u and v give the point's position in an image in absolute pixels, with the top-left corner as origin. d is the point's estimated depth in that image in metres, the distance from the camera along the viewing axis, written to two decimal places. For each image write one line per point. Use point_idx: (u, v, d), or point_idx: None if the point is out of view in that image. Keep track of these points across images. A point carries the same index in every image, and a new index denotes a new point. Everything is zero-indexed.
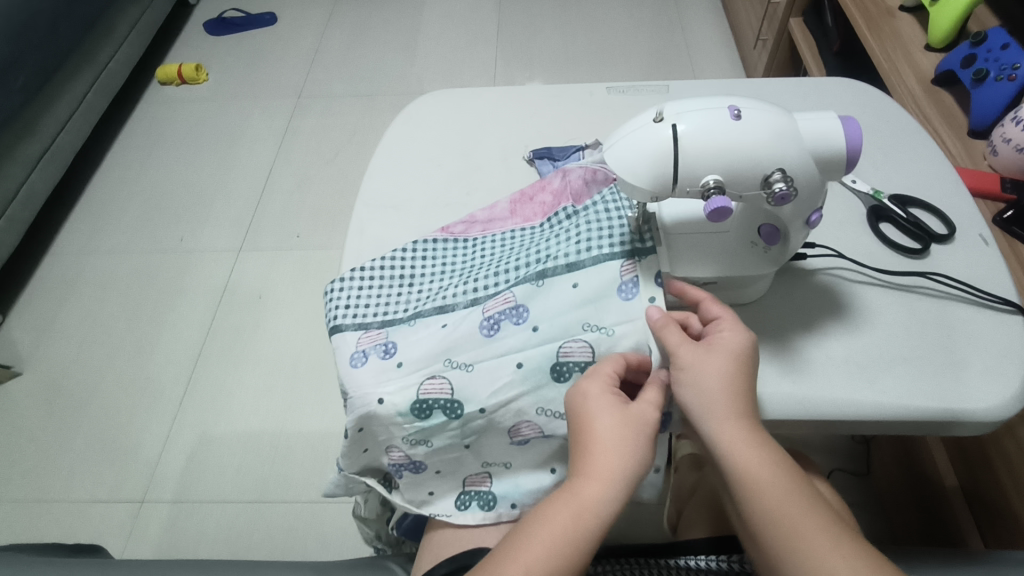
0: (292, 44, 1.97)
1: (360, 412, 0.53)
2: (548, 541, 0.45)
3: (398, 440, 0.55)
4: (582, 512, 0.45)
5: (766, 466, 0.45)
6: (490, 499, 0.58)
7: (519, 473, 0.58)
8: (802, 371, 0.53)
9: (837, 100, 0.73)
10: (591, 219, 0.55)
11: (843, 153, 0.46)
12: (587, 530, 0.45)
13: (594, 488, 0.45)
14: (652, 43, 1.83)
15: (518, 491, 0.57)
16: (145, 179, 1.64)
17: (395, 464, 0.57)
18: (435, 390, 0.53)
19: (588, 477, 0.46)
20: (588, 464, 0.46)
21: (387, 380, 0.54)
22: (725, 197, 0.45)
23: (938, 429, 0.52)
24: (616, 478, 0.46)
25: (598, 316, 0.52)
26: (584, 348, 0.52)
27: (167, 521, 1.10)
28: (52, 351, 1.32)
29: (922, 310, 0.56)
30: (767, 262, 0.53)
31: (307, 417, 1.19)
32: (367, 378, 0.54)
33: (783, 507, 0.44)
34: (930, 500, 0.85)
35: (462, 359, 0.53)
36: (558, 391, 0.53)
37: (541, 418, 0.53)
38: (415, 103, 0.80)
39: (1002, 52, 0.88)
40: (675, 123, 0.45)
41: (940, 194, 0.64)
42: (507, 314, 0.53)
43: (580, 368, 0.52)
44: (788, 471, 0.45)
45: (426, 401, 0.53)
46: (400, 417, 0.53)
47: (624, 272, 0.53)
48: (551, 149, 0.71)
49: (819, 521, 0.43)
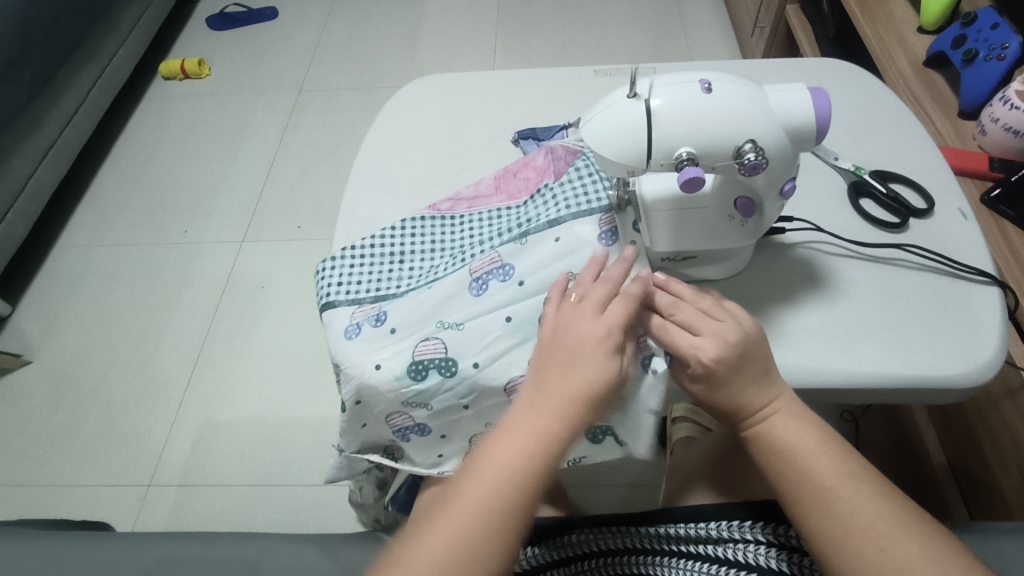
0: (293, 39, 1.99)
1: (358, 379, 0.54)
2: (481, 480, 0.45)
3: (397, 406, 0.56)
4: (518, 453, 0.45)
5: (795, 425, 0.49)
6: None
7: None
8: (779, 341, 0.54)
9: (819, 80, 0.74)
10: (569, 185, 0.58)
11: (814, 124, 0.47)
12: (523, 469, 0.44)
13: (534, 429, 0.45)
14: (652, 33, 1.83)
15: None
16: (150, 172, 1.66)
17: (400, 429, 0.58)
18: (429, 351, 0.54)
19: (536, 412, 0.46)
20: (543, 397, 0.46)
21: (381, 347, 0.55)
22: (697, 169, 0.46)
23: (913, 396, 0.53)
24: (560, 409, 0.45)
25: (580, 265, 0.55)
26: None
27: (174, 504, 1.12)
28: (60, 340, 1.35)
29: (898, 281, 0.57)
30: (746, 235, 0.54)
31: (309, 404, 1.21)
32: (364, 347, 0.56)
33: (815, 460, 0.47)
34: (918, 477, 0.85)
35: (453, 320, 0.55)
36: None
37: None
38: (406, 87, 0.82)
39: (992, 32, 0.87)
40: (648, 99, 0.46)
41: (921, 169, 0.65)
42: (495, 272, 0.56)
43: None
44: (815, 428, 0.49)
45: (422, 362, 0.54)
46: (398, 381, 0.54)
47: (602, 225, 0.56)
48: (535, 129, 0.73)
49: (847, 472, 0.47)
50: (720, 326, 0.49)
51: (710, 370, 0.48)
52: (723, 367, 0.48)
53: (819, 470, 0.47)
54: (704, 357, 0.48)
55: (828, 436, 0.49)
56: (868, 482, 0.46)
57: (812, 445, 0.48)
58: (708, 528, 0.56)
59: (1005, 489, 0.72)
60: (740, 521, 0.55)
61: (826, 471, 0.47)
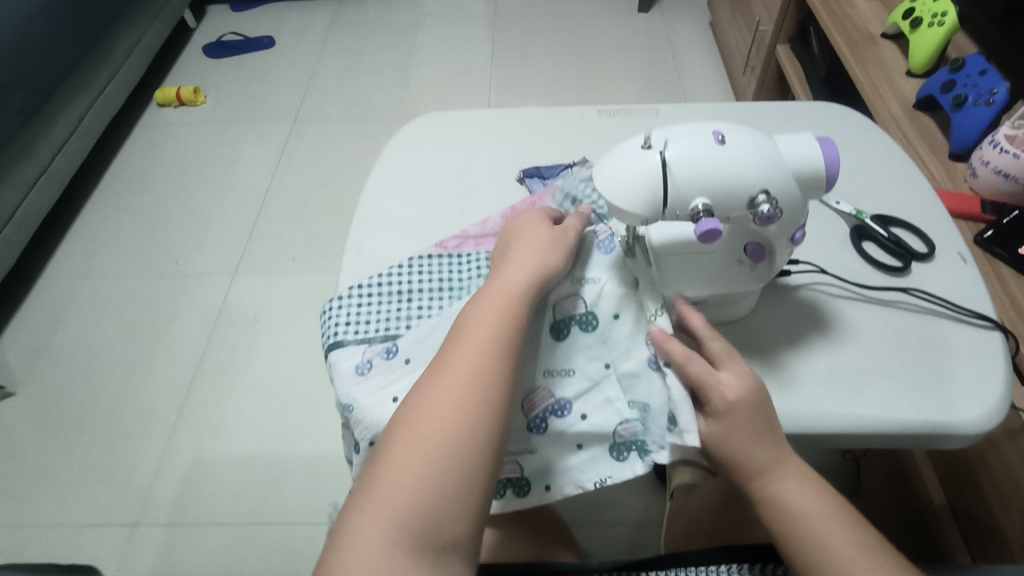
0: (290, 68, 2.01)
1: (373, 417, 0.54)
2: (452, 372, 0.48)
3: None
4: (482, 339, 0.49)
5: (808, 487, 0.49)
6: (524, 485, 0.56)
7: (546, 457, 0.55)
8: (789, 385, 0.54)
9: (816, 127, 0.76)
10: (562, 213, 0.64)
11: (823, 172, 0.48)
12: (490, 352, 0.48)
13: (490, 321, 0.50)
14: (643, 70, 1.87)
15: (551, 472, 0.55)
16: (143, 201, 1.65)
17: None
18: None
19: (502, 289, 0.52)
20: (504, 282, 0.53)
21: (396, 379, 0.56)
22: (714, 220, 0.46)
23: (921, 442, 0.53)
24: (508, 302, 0.51)
25: (585, 270, 0.57)
26: (577, 301, 0.56)
27: (161, 545, 1.09)
28: (45, 374, 1.31)
29: (904, 325, 0.57)
30: (756, 280, 0.54)
31: (302, 438, 1.19)
32: (379, 383, 0.56)
33: (828, 524, 0.47)
34: (917, 514, 0.85)
35: None
36: (561, 348, 0.55)
37: (550, 381, 0.54)
38: (411, 125, 0.83)
39: (980, 78, 0.91)
40: (662, 150, 0.47)
41: (919, 213, 0.66)
42: None
43: (574, 318, 0.55)
44: (830, 496, 0.49)
45: None
46: None
47: (600, 234, 0.59)
48: (540, 168, 0.74)
49: (862, 542, 0.46)
50: (738, 374, 0.51)
51: (732, 419, 0.50)
52: (748, 414, 0.50)
53: (834, 542, 0.46)
54: (726, 392, 0.50)
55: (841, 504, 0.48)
56: (886, 554, 0.45)
57: (821, 510, 0.48)
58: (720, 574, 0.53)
59: (1007, 530, 0.72)
60: (751, 565, 0.52)
61: (842, 544, 0.46)
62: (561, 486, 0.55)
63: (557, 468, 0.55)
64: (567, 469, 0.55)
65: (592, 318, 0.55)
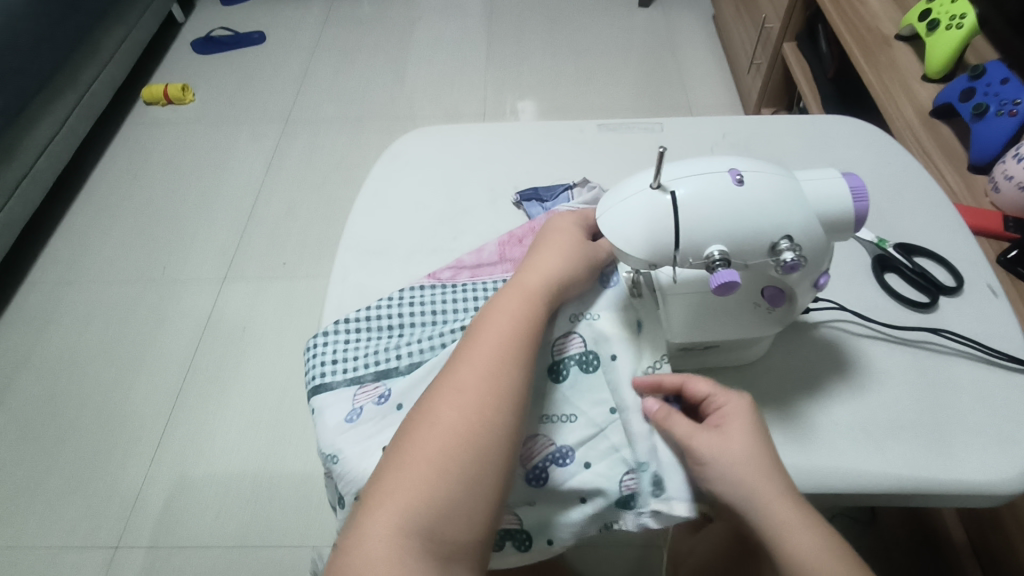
0: (281, 64, 1.95)
1: (358, 469, 0.50)
2: (468, 372, 0.46)
3: None
4: (498, 337, 0.47)
5: (826, 552, 0.42)
6: (525, 539, 0.50)
7: (545, 510, 0.49)
8: (808, 439, 0.50)
9: (833, 143, 0.72)
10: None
11: (851, 212, 0.43)
12: (508, 349, 0.47)
13: (507, 320, 0.48)
14: (644, 66, 1.82)
15: (554, 527, 0.49)
16: (128, 204, 1.60)
17: None
18: None
19: (522, 290, 0.50)
20: (524, 283, 0.50)
21: (388, 426, 0.52)
22: (731, 270, 0.42)
23: (953, 501, 0.48)
24: (527, 299, 0.49)
25: (585, 304, 0.53)
26: (577, 341, 0.51)
27: (144, 568, 1.05)
28: (26, 387, 1.27)
29: (931, 370, 0.53)
30: (771, 323, 0.50)
31: (291, 456, 1.15)
32: (368, 431, 0.52)
33: None
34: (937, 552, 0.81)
35: None
36: (560, 390, 0.51)
37: (549, 426, 0.50)
38: (402, 139, 0.77)
39: (1002, 87, 0.86)
40: (674, 191, 0.42)
41: (944, 240, 0.62)
42: None
43: (576, 358, 0.51)
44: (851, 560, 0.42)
45: None
46: None
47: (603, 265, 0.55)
48: (537, 190, 0.69)
49: None
50: (729, 415, 0.47)
51: (729, 465, 0.44)
52: (744, 457, 0.44)
53: None
54: (721, 462, 0.44)
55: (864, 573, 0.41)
56: None
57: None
58: None
59: None
60: None
61: None
62: (566, 542, 0.49)
63: (559, 523, 0.49)
64: (572, 524, 0.49)
65: (593, 358, 0.51)
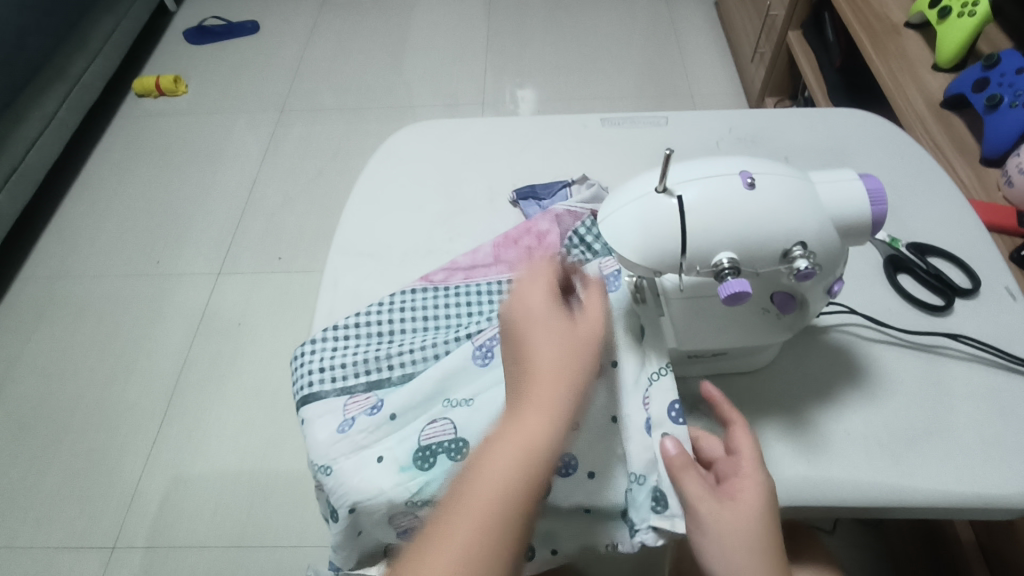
0: (276, 53, 1.91)
1: (352, 482, 0.48)
2: (491, 482, 0.37)
3: (400, 508, 0.48)
4: (527, 438, 0.38)
5: None
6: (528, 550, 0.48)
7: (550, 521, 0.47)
8: (820, 450, 0.48)
9: (843, 137, 0.69)
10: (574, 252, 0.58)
11: (868, 216, 0.41)
12: (543, 456, 0.38)
13: (537, 415, 0.39)
14: (646, 53, 1.78)
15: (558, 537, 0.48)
16: (121, 197, 1.57)
17: (406, 531, 0.50)
18: (437, 433, 0.49)
19: (533, 388, 0.40)
20: (532, 377, 0.40)
21: (381, 437, 0.50)
22: (740, 280, 0.40)
23: (972, 515, 0.46)
24: (560, 385, 0.40)
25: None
26: None
27: (140, 569, 1.04)
28: (19, 386, 1.25)
29: (947, 376, 0.51)
30: (781, 330, 0.48)
31: (287, 454, 1.13)
32: (361, 442, 0.50)
33: None
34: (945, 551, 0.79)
35: (461, 396, 0.50)
36: None
37: None
38: (397, 135, 0.75)
39: (1017, 78, 0.84)
40: (680, 195, 0.40)
41: (960, 240, 0.60)
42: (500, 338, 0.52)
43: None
44: None
45: (429, 447, 0.48)
46: (402, 474, 0.48)
47: (605, 267, 0.53)
48: (534, 188, 0.67)
49: None
50: (743, 488, 0.43)
51: (730, 550, 0.41)
52: (748, 542, 0.41)
53: None
54: (721, 539, 0.42)
55: None
56: None
57: None
58: None
59: None
60: None
61: None
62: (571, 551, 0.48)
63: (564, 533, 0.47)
64: (577, 535, 0.47)
65: None
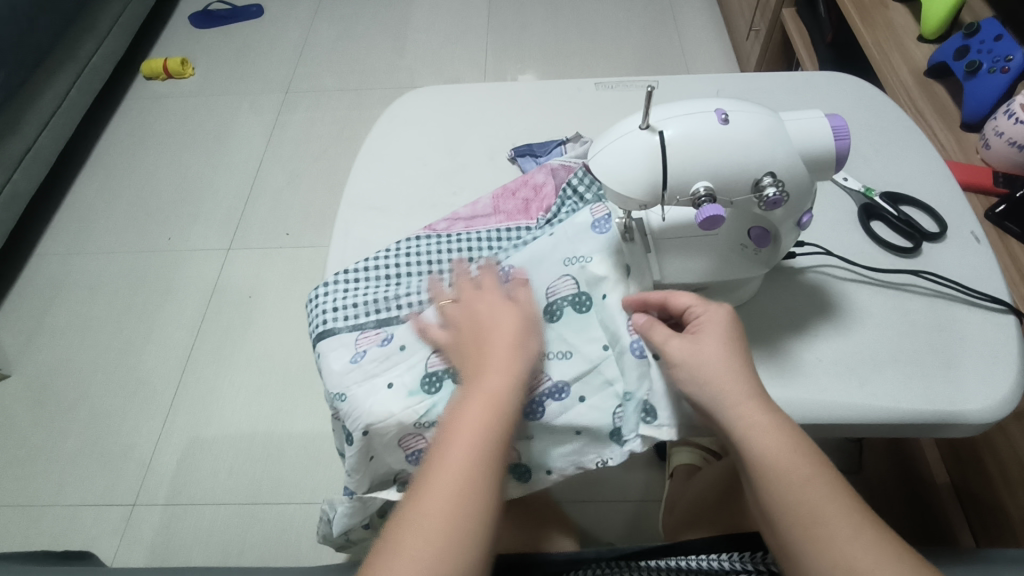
0: (280, 36, 1.94)
1: (365, 406, 0.52)
2: (467, 430, 0.47)
3: (408, 428, 0.52)
4: (492, 399, 0.48)
5: (796, 454, 0.44)
6: (524, 471, 0.53)
7: (544, 442, 0.52)
8: (793, 374, 0.52)
9: (825, 99, 0.73)
10: (567, 202, 0.61)
11: (832, 151, 0.45)
12: (502, 413, 0.48)
13: (499, 380, 0.49)
14: (644, 34, 1.81)
15: (552, 457, 0.53)
16: (132, 177, 1.61)
17: (413, 454, 0.54)
18: (443, 361, 0.54)
19: (490, 368, 0.49)
20: (490, 358, 0.50)
21: (392, 364, 0.55)
22: (716, 205, 0.44)
23: (931, 431, 0.51)
24: (512, 367, 0.50)
25: (576, 249, 0.55)
26: (569, 283, 0.54)
27: (160, 524, 1.09)
28: (39, 355, 1.30)
29: (912, 309, 0.55)
30: (758, 264, 0.52)
31: (298, 418, 1.18)
32: (372, 370, 0.54)
33: (810, 496, 0.43)
34: (914, 482, 0.85)
35: None
36: (554, 330, 0.54)
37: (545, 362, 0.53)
38: (401, 100, 0.79)
39: (996, 44, 0.87)
40: (662, 130, 0.44)
41: (931, 190, 0.64)
42: (496, 276, 0.56)
43: (568, 300, 0.54)
44: (818, 459, 0.45)
45: (436, 372, 0.54)
46: (412, 398, 0.53)
47: (596, 213, 0.57)
48: (532, 146, 0.71)
49: (842, 506, 0.43)
50: (707, 323, 0.49)
51: (695, 364, 0.47)
52: (710, 355, 0.47)
53: (816, 507, 0.42)
54: (696, 366, 0.47)
55: (829, 469, 0.44)
56: (869, 525, 0.42)
57: (804, 474, 0.43)
58: (720, 560, 0.50)
59: (1010, 510, 0.70)
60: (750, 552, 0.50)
61: (825, 508, 0.42)
62: (562, 468, 0.52)
63: (556, 453, 0.52)
64: (570, 454, 0.52)
65: (585, 299, 0.54)
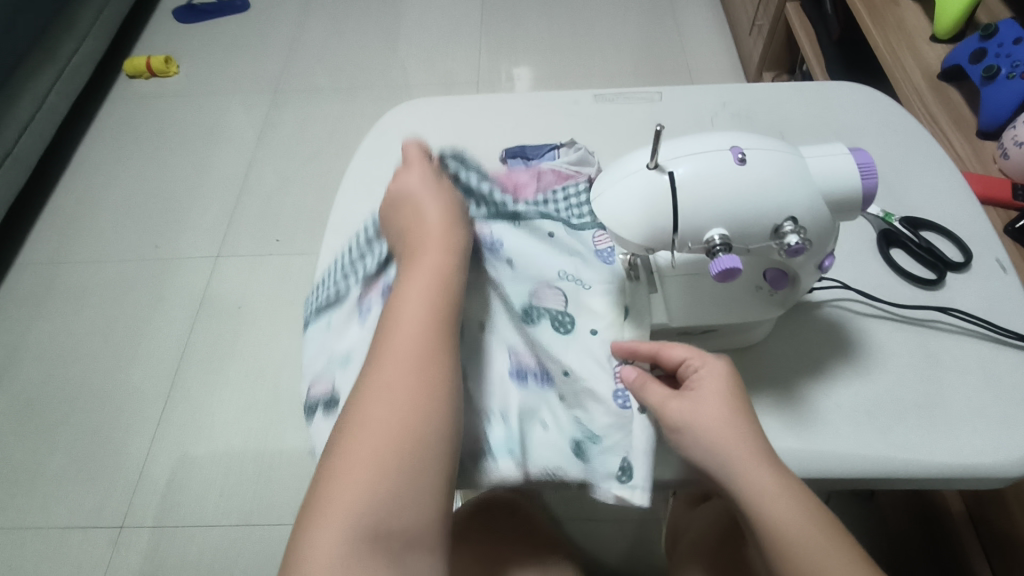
0: (268, 32, 1.89)
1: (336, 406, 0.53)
2: (403, 340, 0.47)
3: None
4: (426, 310, 0.49)
5: (813, 525, 0.40)
6: None
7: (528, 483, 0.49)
8: (810, 423, 0.49)
9: (839, 112, 0.69)
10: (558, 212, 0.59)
11: (860, 191, 0.41)
12: (437, 323, 0.48)
13: (432, 293, 0.50)
14: (642, 27, 1.76)
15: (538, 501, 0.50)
16: (116, 181, 1.56)
17: None
18: None
19: (424, 286, 0.50)
20: (424, 276, 0.51)
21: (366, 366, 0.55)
22: (732, 256, 0.40)
23: (958, 484, 0.47)
24: (444, 282, 0.51)
25: (575, 270, 0.55)
26: (557, 296, 0.54)
27: (149, 548, 1.06)
28: (22, 370, 1.26)
29: (936, 349, 0.52)
30: (774, 308, 0.48)
31: (290, 435, 1.15)
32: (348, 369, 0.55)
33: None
34: (927, 507, 0.82)
35: None
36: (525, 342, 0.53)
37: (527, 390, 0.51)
38: (389, 115, 0.74)
39: (1014, 47, 0.82)
40: (671, 170, 0.40)
41: (954, 214, 0.60)
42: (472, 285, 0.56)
43: (553, 315, 0.54)
44: (837, 529, 0.41)
45: None
46: None
47: (599, 244, 0.57)
48: (524, 148, 0.66)
49: None
50: (705, 380, 0.44)
51: (692, 425, 0.43)
52: (709, 415, 0.43)
53: None
54: (695, 430, 0.43)
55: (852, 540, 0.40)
56: None
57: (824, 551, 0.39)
58: None
59: None
60: None
61: None
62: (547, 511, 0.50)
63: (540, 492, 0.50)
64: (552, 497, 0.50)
65: (568, 320, 0.53)
